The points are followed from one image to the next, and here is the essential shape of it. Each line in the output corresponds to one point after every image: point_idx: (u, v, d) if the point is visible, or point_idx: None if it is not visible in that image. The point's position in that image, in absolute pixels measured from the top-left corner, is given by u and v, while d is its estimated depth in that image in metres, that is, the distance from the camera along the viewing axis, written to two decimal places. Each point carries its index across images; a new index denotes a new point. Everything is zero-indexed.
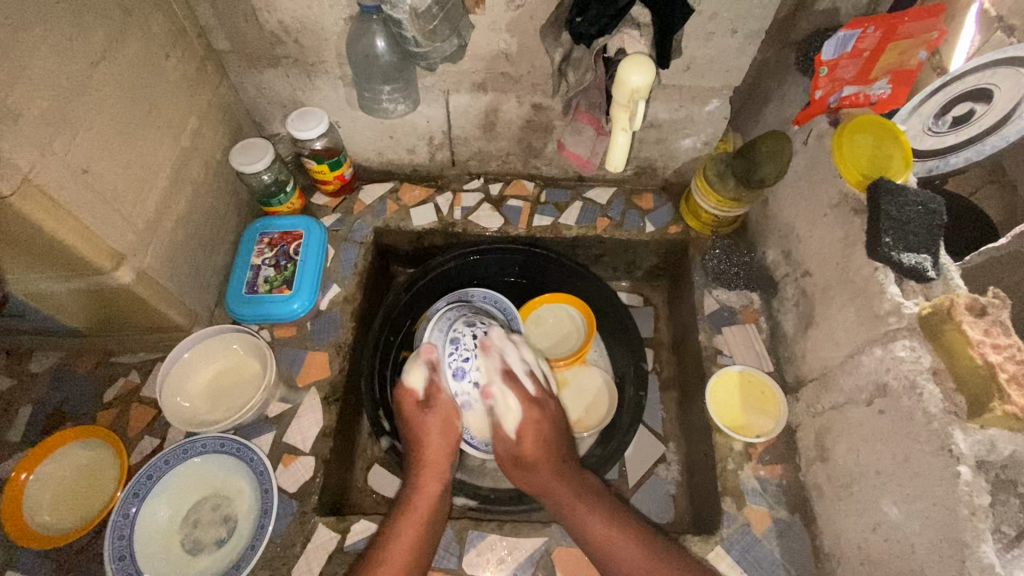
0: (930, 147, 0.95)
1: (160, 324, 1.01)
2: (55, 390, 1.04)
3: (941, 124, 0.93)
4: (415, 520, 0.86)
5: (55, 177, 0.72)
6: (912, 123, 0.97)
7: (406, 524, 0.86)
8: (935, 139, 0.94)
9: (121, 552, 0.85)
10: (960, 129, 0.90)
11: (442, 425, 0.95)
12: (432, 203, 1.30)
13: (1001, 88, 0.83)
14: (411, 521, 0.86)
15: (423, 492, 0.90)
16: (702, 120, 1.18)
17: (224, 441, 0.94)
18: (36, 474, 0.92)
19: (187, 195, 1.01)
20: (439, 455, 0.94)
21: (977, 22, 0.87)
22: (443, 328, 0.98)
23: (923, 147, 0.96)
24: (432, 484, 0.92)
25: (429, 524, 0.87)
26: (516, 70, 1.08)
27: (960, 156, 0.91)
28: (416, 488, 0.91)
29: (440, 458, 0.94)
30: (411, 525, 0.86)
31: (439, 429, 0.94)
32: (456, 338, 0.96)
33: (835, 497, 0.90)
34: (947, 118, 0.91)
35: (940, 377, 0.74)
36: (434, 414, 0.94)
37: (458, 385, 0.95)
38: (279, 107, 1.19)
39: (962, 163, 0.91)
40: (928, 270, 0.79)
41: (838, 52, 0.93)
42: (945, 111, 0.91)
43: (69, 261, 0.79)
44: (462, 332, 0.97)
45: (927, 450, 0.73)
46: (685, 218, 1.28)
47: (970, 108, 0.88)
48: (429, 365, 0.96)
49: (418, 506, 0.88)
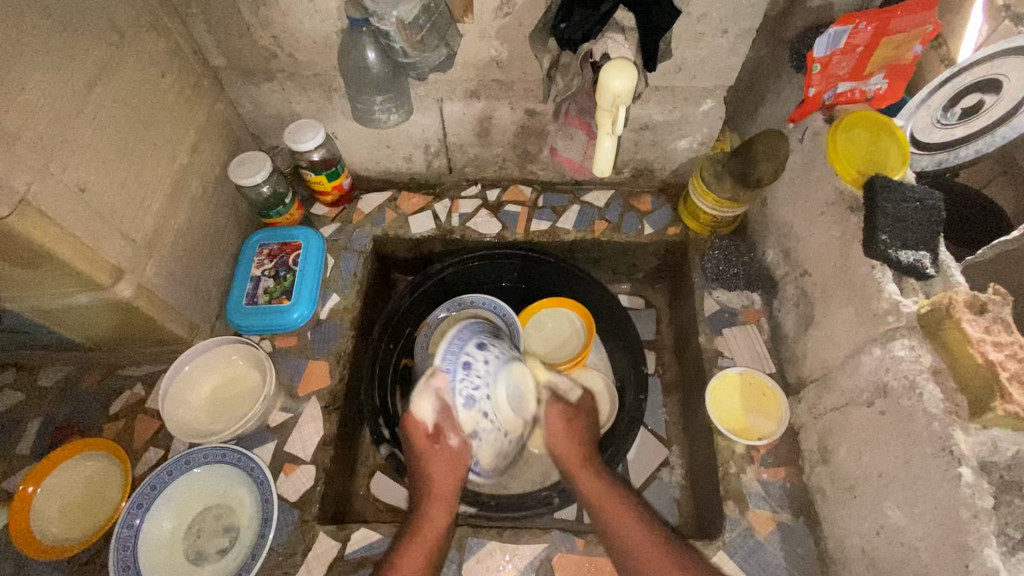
0: (938, 140, 0.92)
1: (163, 337, 1.02)
2: (63, 403, 1.07)
3: (950, 116, 0.90)
4: (423, 550, 0.85)
5: (51, 197, 0.73)
6: (920, 116, 0.94)
7: (414, 553, 0.84)
8: (944, 132, 0.91)
9: (126, 562, 0.86)
10: (969, 121, 0.87)
11: (449, 463, 0.87)
12: (430, 210, 1.31)
13: (1010, 78, 0.81)
14: (420, 550, 0.85)
15: (432, 516, 0.88)
16: (697, 120, 1.18)
17: (225, 452, 0.96)
18: (43, 487, 0.93)
19: (186, 209, 1.02)
20: (447, 483, 0.89)
21: (984, 12, 0.87)
22: (454, 349, 0.82)
23: (932, 141, 0.93)
24: (442, 513, 0.89)
25: (437, 550, 0.86)
26: (507, 76, 1.09)
27: (970, 148, 0.89)
28: (426, 516, 0.89)
29: (448, 487, 0.88)
30: (417, 554, 0.84)
31: (445, 461, 0.87)
32: (471, 361, 0.83)
33: (839, 499, 0.88)
34: (955, 109, 0.88)
35: (940, 376, 0.73)
36: (444, 451, 0.87)
37: (469, 415, 0.82)
38: (276, 121, 1.21)
39: (973, 154, 0.89)
40: (927, 267, 0.78)
41: (830, 49, 0.92)
42: (953, 103, 0.88)
43: (70, 278, 0.81)
44: (474, 355, 0.84)
45: (928, 450, 0.72)
46: (684, 220, 1.27)
47: (979, 99, 0.86)
48: (438, 399, 0.82)
49: (426, 533, 0.87)
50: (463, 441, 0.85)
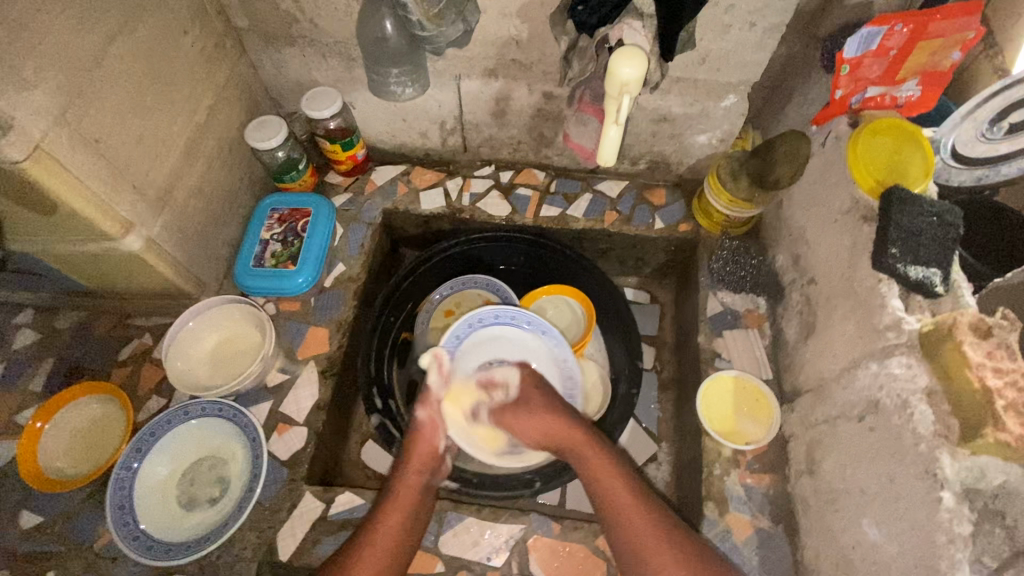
0: (980, 154, 0.86)
1: (170, 292, 1.05)
2: (75, 346, 1.12)
3: (995, 131, 0.83)
4: (397, 510, 0.88)
5: (66, 147, 0.75)
6: (963, 129, 0.85)
7: (392, 514, 0.87)
8: (987, 148, 0.85)
9: (121, 501, 0.90)
10: (1016, 136, 0.82)
11: (431, 427, 0.99)
12: (442, 187, 1.31)
13: None
14: (395, 509, 0.88)
15: (405, 483, 0.92)
16: (718, 116, 1.15)
17: (222, 407, 0.99)
18: (50, 425, 0.98)
19: (200, 167, 1.04)
20: (425, 452, 0.96)
21: None
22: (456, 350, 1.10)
23: (973, 155, 0.86)
24: (414, 477, 0.93)
25: (413, 511, 0.89)
26: (527, 57, 1.07)
27: (1012, 164, 0.85)
28: (399, 480, 0.92)
29: (426, 451, 0.96)
30: (394, 514, 0.88)
31: (427, 432, 0.98)
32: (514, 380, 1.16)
33: (820, 511, 0.87)
34: (1005, 123, 0.82)
35: (933, 398, 0.71)
36: (428, 413, 1.00)
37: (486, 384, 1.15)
38: (296, 87, 1.22)
39: (1015, 170, 0.85)
40: (935, 285, 0.76)
41: (862, 50, 0.88)
42: (1003, 116, 0.81)
43: (81, 228, 0.83)
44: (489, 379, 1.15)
45: (912, 471, 0.71)
46: (697, 217, 1.25)
47: None
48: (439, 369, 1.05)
49: (400, 494, 0.90)
50: (433, 415, 1.00)
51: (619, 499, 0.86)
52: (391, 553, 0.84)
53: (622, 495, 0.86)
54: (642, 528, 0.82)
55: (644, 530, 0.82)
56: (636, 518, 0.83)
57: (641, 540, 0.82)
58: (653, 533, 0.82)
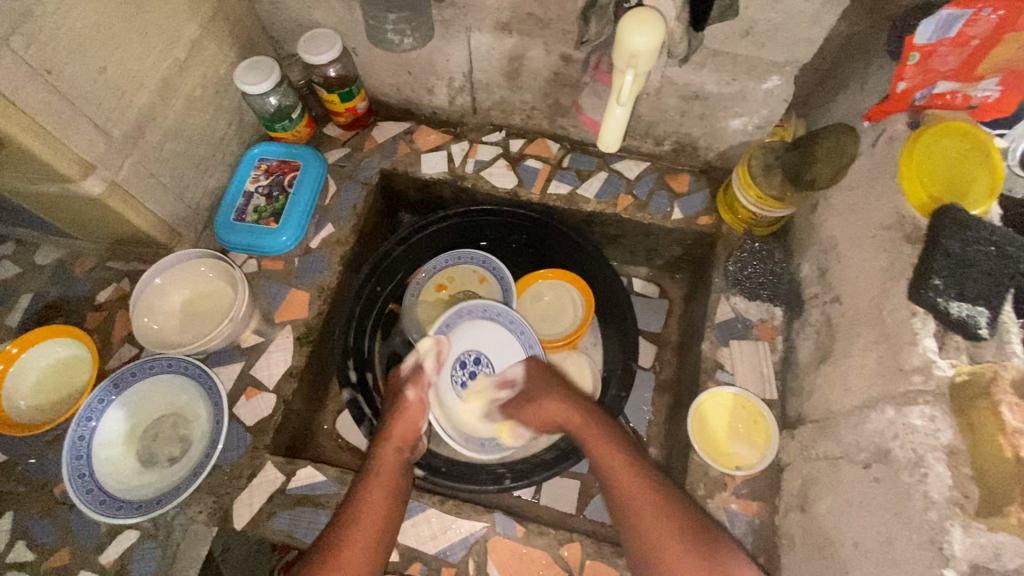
0: None
1: (144, 239, 1.00)
2: (53, 285, 1.09)
3: None
4: (383, 485, 0.84)
5: (13, 77, 0.68)
6: None
7: (375, 489, 0.84)
8: None
9: (77, 452, 0.88)
10: None
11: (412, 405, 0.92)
12: (445, 151, 1.21)
13: None
14: (378, 485, 0.84)
15: (385, 459, 0.88)
16: (757, 99, 1.01)
17: (187, 365, 0.95)
18: (14, 368, 0.95)
19: (179, 108, 0.96)
20: (406, 427, 0.91)
21: None
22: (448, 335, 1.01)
23: None
24: (393, 454, 0.88)
25: (397, 484, 0.86)
26: (545, 12, 0.95)
27: None
28: (379, 457, 0.88)
29: (407, 428, 0.90)
30: (377, 490, 0.84)
31: (405, 411, 0.91)
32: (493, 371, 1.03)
33: (806, 553, 0.80)
34: None
35: (955, 459, 0.62)
36: (414, 394, 0.93)
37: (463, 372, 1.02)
38: (294, 27, 1.11)
39: None
40: (979, 327, 0.65)
41: (938, 36, 0.73)
42: None
43: (36, 166, 0.78)
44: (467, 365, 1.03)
45: (915, 538, 0.62)
46: (720, 210, 1.13)
47: None
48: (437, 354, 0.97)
49: (381, 471, 0.86)
50: (422, 394, 0.93)
51: (627, 491, 0.80)
52: (380, 525, 0.81)
53: (626, 487, 0.80)
54: (651, 524, 0.76)
55: (647, 522, 0.77)
56: (642, 506, 0.78)
57: (650, 532, 0.76)
58: (656, 523, 0.76)
